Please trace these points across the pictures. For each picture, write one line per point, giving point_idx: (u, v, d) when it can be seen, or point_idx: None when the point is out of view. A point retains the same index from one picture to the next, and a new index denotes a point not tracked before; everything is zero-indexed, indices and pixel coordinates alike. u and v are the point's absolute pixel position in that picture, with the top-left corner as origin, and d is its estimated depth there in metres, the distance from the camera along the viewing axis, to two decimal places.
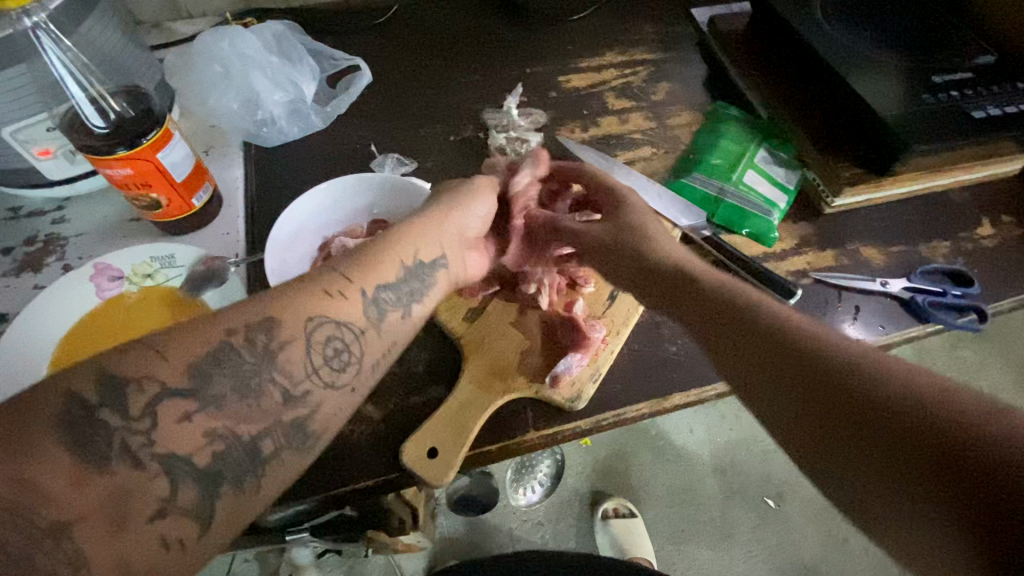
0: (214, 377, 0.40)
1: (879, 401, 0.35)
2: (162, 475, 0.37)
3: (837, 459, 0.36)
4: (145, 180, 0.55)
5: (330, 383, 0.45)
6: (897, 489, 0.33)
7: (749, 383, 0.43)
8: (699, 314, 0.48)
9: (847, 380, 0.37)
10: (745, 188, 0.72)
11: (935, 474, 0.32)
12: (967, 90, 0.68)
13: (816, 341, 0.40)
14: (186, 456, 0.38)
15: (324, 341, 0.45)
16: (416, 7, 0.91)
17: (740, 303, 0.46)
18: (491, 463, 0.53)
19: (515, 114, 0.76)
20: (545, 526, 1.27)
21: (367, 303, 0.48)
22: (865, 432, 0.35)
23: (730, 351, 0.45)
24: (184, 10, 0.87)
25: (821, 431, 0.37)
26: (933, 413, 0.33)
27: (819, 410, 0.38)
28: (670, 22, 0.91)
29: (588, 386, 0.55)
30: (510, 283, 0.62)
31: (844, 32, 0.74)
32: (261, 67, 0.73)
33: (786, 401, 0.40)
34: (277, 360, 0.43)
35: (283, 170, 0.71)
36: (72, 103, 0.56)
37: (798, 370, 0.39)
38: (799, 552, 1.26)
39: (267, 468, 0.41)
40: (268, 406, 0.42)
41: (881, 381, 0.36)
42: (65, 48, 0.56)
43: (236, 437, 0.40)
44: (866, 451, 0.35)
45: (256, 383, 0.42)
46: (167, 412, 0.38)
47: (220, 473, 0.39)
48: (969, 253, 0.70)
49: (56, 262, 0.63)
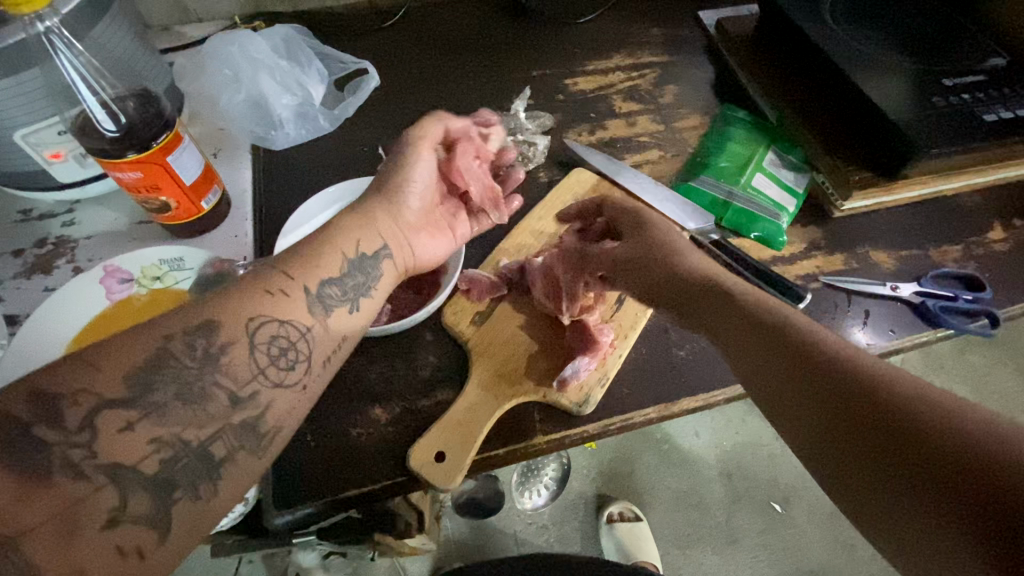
0: (154, 385, 0.39)
1: (921, 439, 0.36)
2: (111, 487, 0.36)
3: (871, 492, 0.37)
4: (154, 184, 0.56)
5: (279, 383, 0.44)
6: (930, 530, 0.34)
7: (788, 407, 0.44)
8: (732, 336, 0.49)
9: (892, 414, 0.38)
10: (754, 191, 0.71)
11: (968, 516, 0.32)
12: (978, 93, 0.68)
13: (862, 368, 0.41)
14: (132, 465, 0.37)
15: (267, 341, 0.44)
16: (424, 10, 0.91)
17: (780, 322, 0.46)
18: (498, 467, 0.53)
19: (523, 120, 0.76)
20: (549, 529, 1.27)
21: (312, 301, 0.48)
22: (894, 455, 0.36)
23: (769, 374, 0.46)
24: (194, 14, 0.87)
25: (853, 452, 0.39)
26: (962, 439, 0.34)
27: (859, 441, 0.38)
28: (677, 25, 0.91)
29: (595, 390, 0.55)
30: (517, 286, 0.62)
31: (854, 34, 0.73)
32: (269, 70, 0.74)
33: (825, 430, 0.41)
34: (219, 362, 0.42)
35: (291, 172, 0.72)
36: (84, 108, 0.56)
37: (840, 400, 0.40)
38: (806, 557, 1.25)
39: (222, 472, 0.41)
40: (215, 411, 0.41)
41: (912, 404, 0.37)
42: (77, 53, 0.56)
43: (185, 443, 0.40)
44: (893, 475, 0.36)
45: (199, 388, 0.41)
46: (107, 423, 0.37)
47: (171, 480, 0.38)
48: (980, 257, 0.70)
49: (66, 264, 0.63)
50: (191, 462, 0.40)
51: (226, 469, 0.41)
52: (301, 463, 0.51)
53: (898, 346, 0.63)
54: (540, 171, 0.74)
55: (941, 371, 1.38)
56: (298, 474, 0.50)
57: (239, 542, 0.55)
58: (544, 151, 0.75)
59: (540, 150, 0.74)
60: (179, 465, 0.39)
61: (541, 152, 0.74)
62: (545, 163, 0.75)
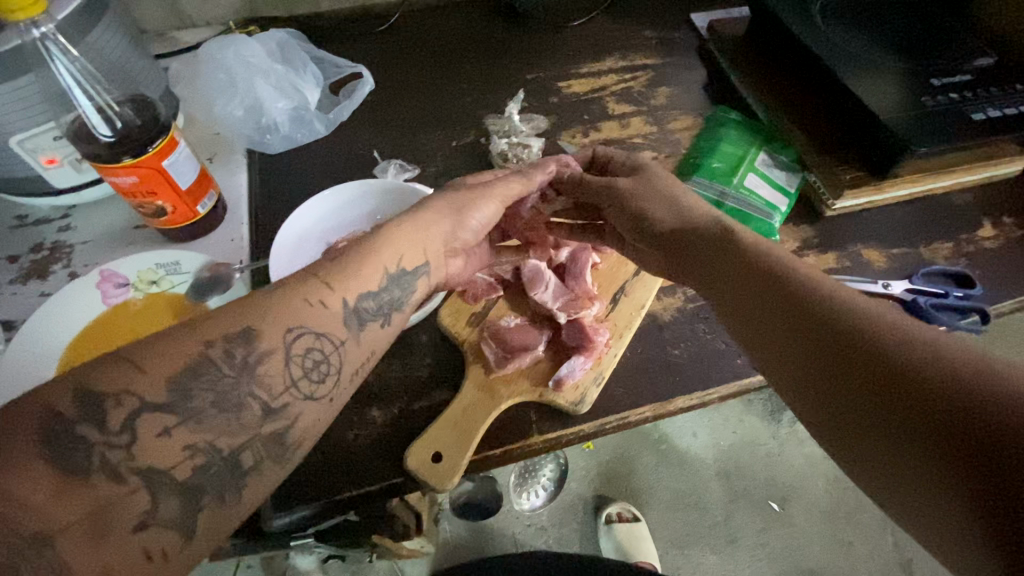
0: (195, 390, 0.39)
1: (907, 372, 0.34)
2: (145, 489, 0.36)
3: (858, 431, 0.36)
4: (150, 188, 0.56)
5: (310, 396, 0.43)
6: (916, 461, 0.32)
7: (781, 354, 0.42)
8: (733, 296, 0.48)
9: (881, 350, 0.36)
10: (747, 191, 0.72)
11: (955, 447, 0.31)
12: (966, 92, 0.69)
13: (853, 311, 0.40)
14: (166, 469, 0.37)
15: (302, 353, 0.43)
16: (418, 14, 0.92)
17: (777, 282, 0.44)
18: (495, 467, 0.54)
19: (516, 122, 0.77)
20: (549, 531, 1.27)
21: (349, 314, 0.47)
22: (884, 407, 0.35)
23: (759, 325, 0.45)
24: (189, 20, 0.88)
25: (841, 402, 0.37)
26: (963, 393, 0.32)
27: (847, 379, 0.37)
28: (670, 27, 0.92)
29: (591, 389, 0.55)
30: (514, 288, 0.63)
31: (843, 35, 0.74)
32: (265, 74, 0.74)
33: (813, 370, 0.39)
34: (257, 372, 0.41)
35: (288, 176, 0.72)
36: (79, 112, 0.56)
37: (831, 341, 0.39)
38: (804, 555, 1.25)
39: (249, 479, 0.40)
40: (249, 420, 0.40)
41: (914, 358, 0.35)
42: (73, 57, 0.55)
43: (218, 451, 0.39)
44: (885, 427, 0.34)
45: (237, 398, 0.40)
46: (148, 426, 0.37)
47: (201, 486, 0.38)
48: (971, 255, 0.70)
49: (62, 269, 0.63)
50: (223, 470, 0.39)
51: (257, 473, 0.40)
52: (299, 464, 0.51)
53: None
54: None
55: None
56: (296, 475, 0.51)
57: (237, 545, 0.55)
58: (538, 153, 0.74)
59: (535, 153, 0.74)
60: (212, 470, 0.38)
61: (534, 154, 0.74)
62: None
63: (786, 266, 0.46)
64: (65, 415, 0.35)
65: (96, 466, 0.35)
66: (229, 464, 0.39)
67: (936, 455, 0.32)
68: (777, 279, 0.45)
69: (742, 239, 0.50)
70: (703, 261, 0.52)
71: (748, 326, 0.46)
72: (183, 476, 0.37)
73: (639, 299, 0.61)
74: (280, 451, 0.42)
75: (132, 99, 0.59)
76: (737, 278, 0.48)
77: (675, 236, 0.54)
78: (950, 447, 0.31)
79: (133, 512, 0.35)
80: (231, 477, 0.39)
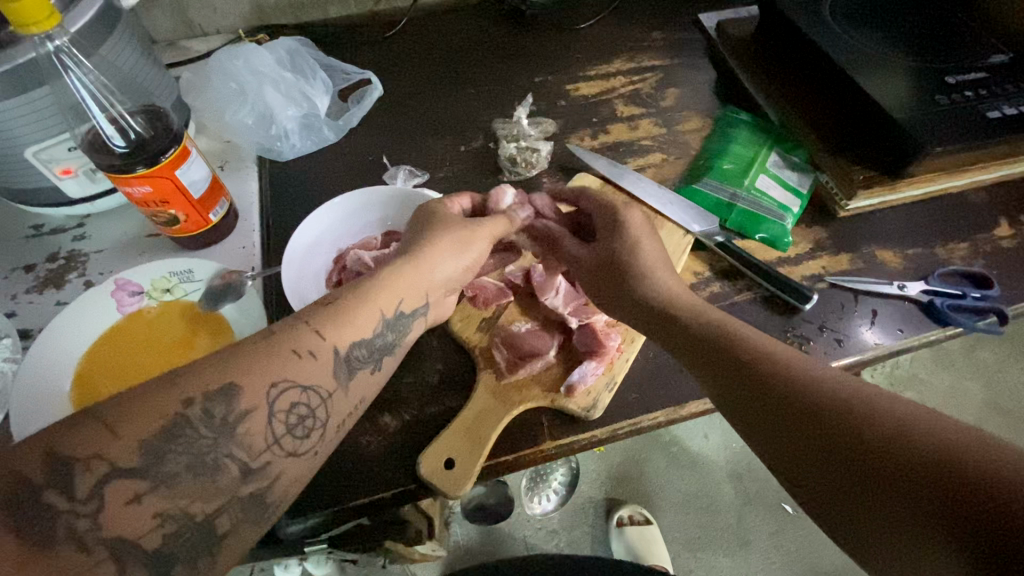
0: (167, 454, 0.39)
1: (880, 451, 0.36)
2: (110, 561, 0.36)
3: (853, 517, 0.36)
4: (164, 197, 0.57)
5: (292, 452, 0.44)
6: (917, 542, 0.33)
7: (768, 445, 0.42)
8: (698, 368, 0.48)
9: (856, 431, 0.37)
10: (758, 192, 0.71)
11: (937, 523, 0.32)
12: (981, 90, 0.68)
13: (819, 388, 0.40)
14: (134, 539, 0.37)
15: (288, 409, 0.44)
16: (425, 19, 0.92)
17: (734, 354, 0.46)
18: (508, 473, 0.53)
19: (525, 126, 0.76)
20: (559, 535, 1.26)
21: (339, 364, 0.48)
22: (863, 483, 0.36)
23: (739, 413, 0.44)
24: (199, 28, 0.89)
25: (824, 483, 0.38)
26: (928, 459, 0.34)
27: (834, 468, 0.37)
28: (678, 28, 0.92)
29: (603, 395, 0.55)
30: (524, 292, 0.63)
31: (854, 34, 0.74)
32: (275, 83, 0.74)
33: (801, 460, 0.39)
34: (235, 433, 0.42)
35: (299, 183, 0.72)
36: (94, 124, 0.57)
37: (811, 429, 0.39)
38: (818, 558, 1.24)
39: (224, 543, 0.40)
40: (225, 483, 0.41)
41: (875, 428, 0.37)
42: (86, 71, 0.56)
43: (189, 516, 0.39)
44: (867, 503, 0.35)
45: (213, 459, 0.41)
46: (117, 494, 0.37)
47: (172, 555, 0.38)
48: (988, 255, 0.69)
49: (77, 278, 0.64)
50: (194, 535, 0.39)
51: (232, 536, 0.41)
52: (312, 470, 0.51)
53: (907, 346, 0.63)
54: (545, 176, 0.73)
55: (952, 369, 1.38)
56: (310, 481, 0.51)
57: (250, 553, 0.55)
58: (547, 157, 0.74)
59: (545, 156, 0.74)
60: (184, 538, 0.39)
61: (544, 157, 0.74)
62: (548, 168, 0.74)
63: (746, 340, 0.47)
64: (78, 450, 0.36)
65: (64, 537, 0.36)
66: (204, 530, 0.40)
67: (921, 528, 0.33)
68: (743, 356, 0.45)
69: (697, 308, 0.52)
70: (670, 327, 0.52)
71: (717, 400, 0.46)
72: (154, 546, 0.38)
73: None
74: (258, 511, 0.43)
75: (144, 109, 0.60)
76: (699, 349, 0.49)
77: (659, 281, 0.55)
78: (945, 525, 0.32)
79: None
80: (203, 544, 0.39)
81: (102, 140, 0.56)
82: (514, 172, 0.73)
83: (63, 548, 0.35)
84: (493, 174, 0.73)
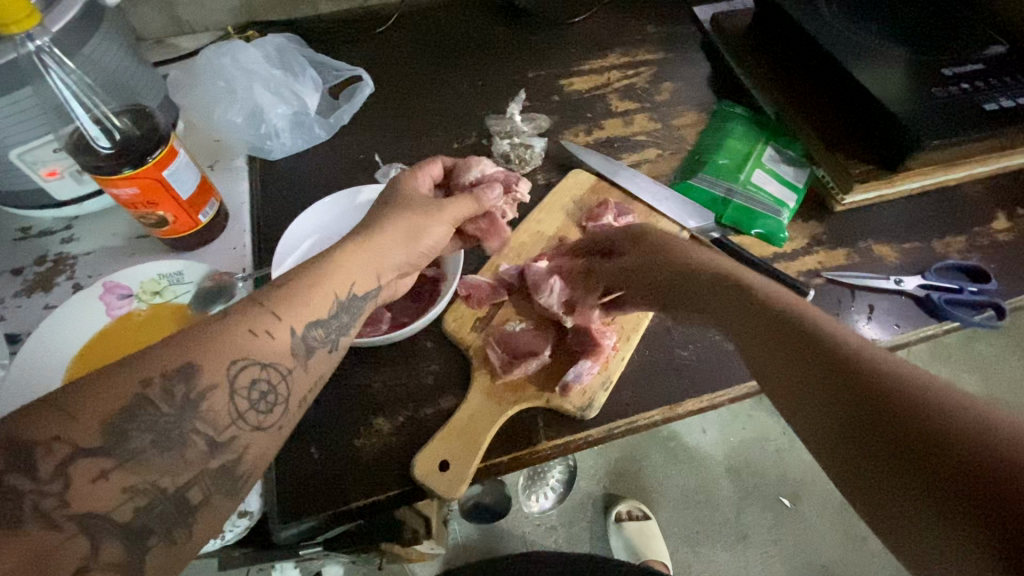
0: (131, 433, 0.38)
1: (931, 429, 0.31)
2: (81, 536, 0.35)
3: (882, 493, 0.32)
4: (153, 199, 0.56)
5: (258, 427, 0.43)
6: (918, 512, 0.31)
7: (790, 397, 0.39)
8: (742, 331, 0.44)
9: (886, 393, 0.34)
10: (754, 188, 0.70)
11: (979, 512, 0.28)
12: (978, 82, 0.67)
13: (873, 357, 0.36)
14: (104, 514, 0.36)
15: (247, 385, 0.43)
16: (417, 15, 0.91)
17: (787, 312, 0.42)
18: (504, 475, 0.53)
19: (519, 122, 0.75)
20: (558, 531, 1.27)
21: (297, 341, 0.47)
22: (908, 460, 0.32)
23: (764, 362, 0.42)
24: (187, 26, 0.87)
25: (864, 450, 0.34)
26: (983, 448, 0.30)
27: (855, 424, 0.35)
28: (672, 21, 0.91)
29: (599, 394, 0.54)
30: (517, 292, 0.62)
31: (850, 26, 0.73)
32: (264, 81, 0.73)
33: (819, 414, 0.37)
34: (199, 409, 0.41)
35: (290, 182, 0.71)
36: (78, 125, 0.55)
37: (837, 382, 0.36)
38: (816, 552, 1.25)
39: (198, 517, 0.40)
40: (192, 456, 0.40)
41: (931, 406, 0.32)
42: (69, 71, 0.55)
43: (160, 490, 0.38)
44: (898, 479, 0.32)
45: (179, 434, 0.40)
46: (82, 471, 0.36)
47: (147, 528, 0.37)
48: (985, 248, 0.69)
49: (66, 281, 0.63)
50: (168, 508, 0.38)
51: (205, 508, 0.40)
52: (305, 474, 0.51)
53: (903, 340, 0.62)
54: (540, 172, 0.73)
55: (949, 361, 1.38)
56: (304, 485, 0.50)
57: (244, 557, 0.55)
58: (541, 153, 0.73)
59: (539, 153, 0.73)
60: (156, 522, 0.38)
61: (538, 154, 0.73)
62: (542, 165, 0.74)
63: (802, 304, 0.43)
64: (60, 453, 0.36)
65: (29, 515, 0.35)
66: (175, 502, 0.39)
67: (963, 518, 0.29)
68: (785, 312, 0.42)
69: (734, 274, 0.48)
70: (704, 291, 0.49)
71: (757, 358, 0.42)
72: (125, 520, 0.37)
73: None
74: (230, 485, 0.42)
75: (130, 109, 0.58)
76: (744, 309, 0.45)
77: (679, 261, 0.53)
78: (955, 499, 0.29)
79: (78, 553, 0.35)
80: (177, 515, 0.39)
81: (87, 140, 0.55)
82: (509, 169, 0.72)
83: (31, 525, 0.34)
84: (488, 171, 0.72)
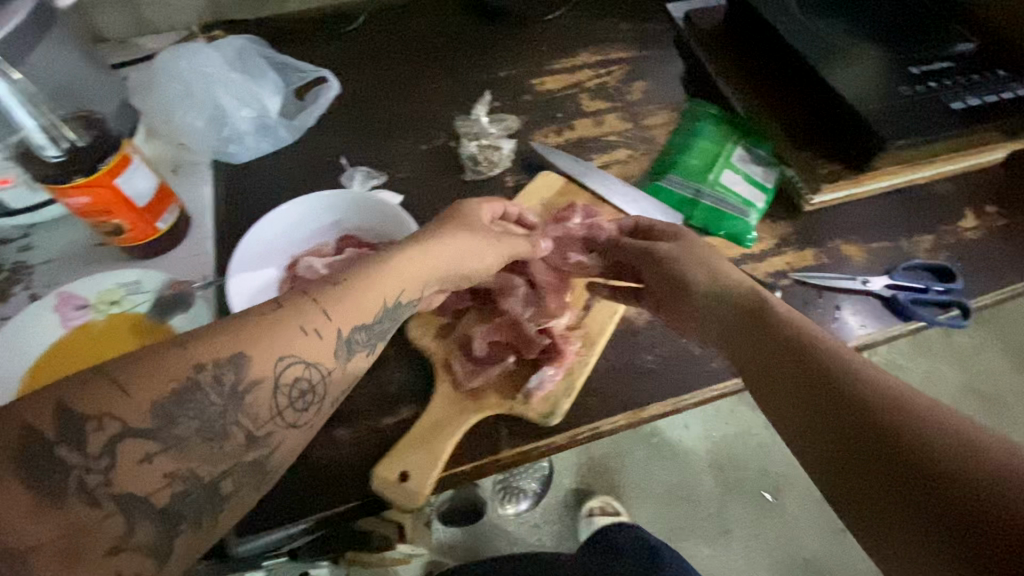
0: (178, 419, 0.41)
1: (911, 451, 0.35)
2: (118, 515, 0.38)
3: (874, 511, 0.35)
4: (106, 207, 0.55)
5: (293, 424, 0.46)
6: (906, 540, 0.33)
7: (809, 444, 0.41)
8: (755, 357, 0.47)
9: (891, 447, 0.35)
10: (722, 188, 0.70)
11: (951, 526, 0.31)
12: (946, 80, 0.67)
13: (874, 385, 0.39)
14: (143, 498, 0.39)
15: (290, 383, 0.45)
16: (387, 14, 0.89)
17: (794, 340, 0.45)
18: (467, 483, 0.52)
19: (485, 124, 0.73)
20: (542, 528, 1.28)
21: (342, 344, 0.48)
22: (899, 481, 0.34)
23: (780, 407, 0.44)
24: (150, 26, 0.86)
25: (863, 471, 0.37)
26: (959, 468, 0.33)
27: (856, 471, 0.37)
28: (645, 19, 0.90)
29: (562, 400, 0.54)
30: (482, 297, 0.61)
31: (821, 24, 0.73)
32: (224, 83, 0.71)
33: (827, 459, 0.39)
34: (243, 401, 0.43)
35: (254, 187, 0.70)
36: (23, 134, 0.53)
37: (850, 435, 0.38)
38: (797, 545, 1.26)
39: (228, 504, 0.43)
40: (231, 449, 0.43)
41: (914, 430, 0.36)
42: (13, 79, 0.53)
43: (197, 477, 0.41)
44: (885, 496, 0.35)
45: (221, 426, 0.43)
46: (128, 455, 0.39)
47: (181, 512, 0.40)
48: (952, 247, 0.69)
49: (22, 291, 0.62)
50: (201, 497, 0.41)
51: (235, 498, 0.43)
52: None
53: (869, 340, 0.63)
54: (509, 174, 0.72)
55: (929, 354, 1.39)
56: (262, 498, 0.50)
57: None
58: (510, 156, 0.72)
59: (507, 155, 0.72)
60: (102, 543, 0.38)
61: (507, 156, 0.72)
62: (511, 167, 0.73)
63: (811, 332, 0.46)
64: None
65: (75, 488, 0.37)
66: (208, 492, 0.42)
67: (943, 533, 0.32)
68: (809, 357, 0.43)
69: (762, 304, 0.50)
70: (712, 317, 0.53)
71: (768, 386, 0.45)
72: (162, 504, 0.40)
73: (612, 305, 0.61)
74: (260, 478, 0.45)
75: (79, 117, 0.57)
76: (757, 339, 0.48)
77: (694, 293, 0.55)
78: (952, 544, 0.31)
79: (111, 535, 0.38)
80: (210, 503, 0.42)
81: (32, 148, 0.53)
82: (477, 171, 0.71)
83: (75, 500, 0.37)
84: (456, 173, 0.71)
